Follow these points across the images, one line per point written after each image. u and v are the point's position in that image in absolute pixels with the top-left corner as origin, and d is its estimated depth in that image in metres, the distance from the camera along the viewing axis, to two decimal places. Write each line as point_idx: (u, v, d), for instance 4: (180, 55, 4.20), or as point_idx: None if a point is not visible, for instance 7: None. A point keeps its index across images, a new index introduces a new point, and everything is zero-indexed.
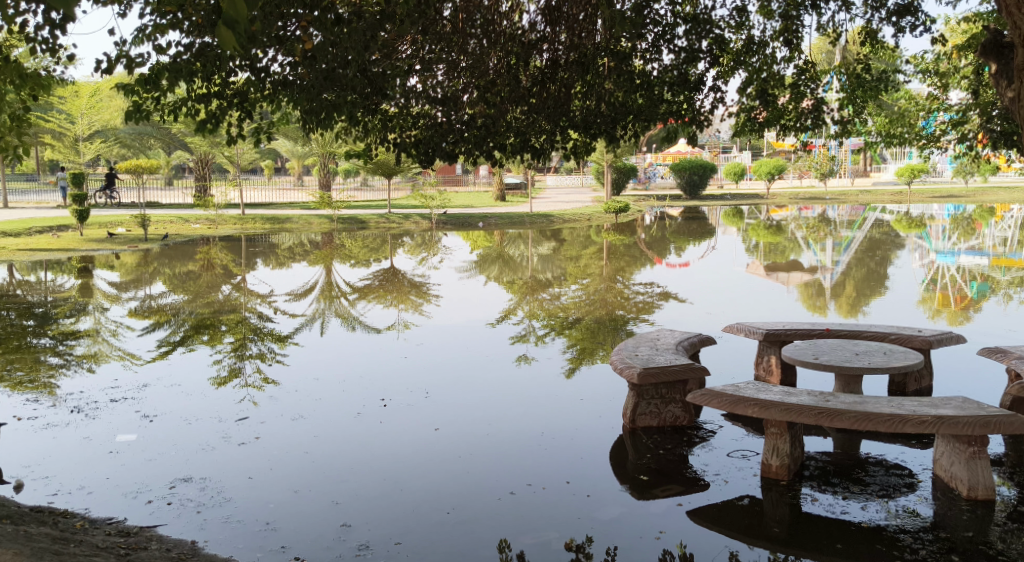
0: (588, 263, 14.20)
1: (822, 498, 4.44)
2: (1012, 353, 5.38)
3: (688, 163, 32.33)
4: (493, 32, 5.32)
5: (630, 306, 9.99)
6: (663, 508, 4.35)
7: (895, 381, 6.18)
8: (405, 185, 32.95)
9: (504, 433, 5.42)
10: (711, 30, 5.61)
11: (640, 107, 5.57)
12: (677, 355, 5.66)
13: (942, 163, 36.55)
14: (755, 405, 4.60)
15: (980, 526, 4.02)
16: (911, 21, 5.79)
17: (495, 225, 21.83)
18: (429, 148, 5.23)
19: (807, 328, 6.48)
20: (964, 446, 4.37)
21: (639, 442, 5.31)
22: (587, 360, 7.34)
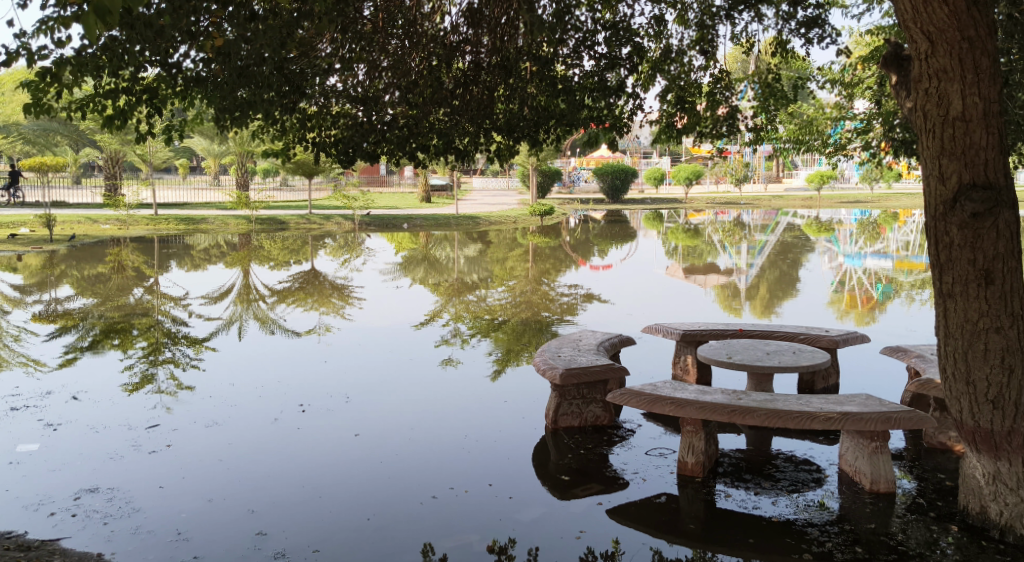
0: (514, 265, 14.24)
1: (735, 494, 4.57)
2: (912, 351, 5.64)
3: (610, 167, 32.82)
4: (416, 34, 5.24)
5: (554, 308, 10.08)
6: (583, 508, 4.40)
7: (804, 380, 6.42)
8: (327, 185, 32.41)
9: (426, 438, 5.39)
10: (632, 38, 5.68)
11: (562, 112, 5.61)
12: (597, 356, 5.74)
13: (850, 169, 38.15)
14: (671, 404, 4.70)
15: (882, 518, 4.20)
16: (818, 33, 5.97)
17: (420, 227, 21.72)
18: (349, 148, 5.28)
19: (722, 329, 6.66)
20: (867, 441, 4.56)
21: (560, 442, 5.36)
22: (511, 362, 7.37)
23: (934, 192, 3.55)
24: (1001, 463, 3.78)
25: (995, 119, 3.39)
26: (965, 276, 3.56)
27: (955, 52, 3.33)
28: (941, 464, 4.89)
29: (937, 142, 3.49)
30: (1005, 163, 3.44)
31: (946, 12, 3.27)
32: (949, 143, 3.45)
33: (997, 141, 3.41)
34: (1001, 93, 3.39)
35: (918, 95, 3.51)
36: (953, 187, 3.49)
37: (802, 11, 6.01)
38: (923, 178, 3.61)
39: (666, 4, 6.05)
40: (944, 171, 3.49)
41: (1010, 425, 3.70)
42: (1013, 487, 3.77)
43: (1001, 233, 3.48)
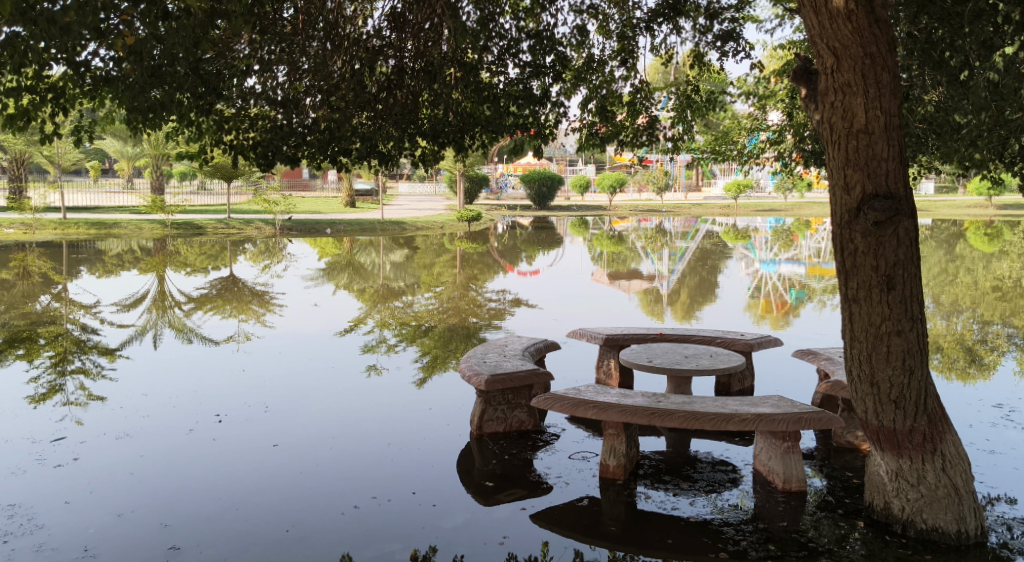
0: (441, 271, 14.22)
1: (655, 495, 4.65)
2: (821, 354, 5.86)
3: (537, 174, 33.07)
4: (337, 36, 5.15)
5: (481, 314, 10.07)
6: (506, 513, 4.42)
7: (721, 382, 6.60)
8: (247, 190, 31.68)
9: (349, 447, 5.32)
10: (554, 47, 5.74)
11: (487, 119, 5.66)
12: (522, 361, 5.77)
13: (766, 179, 39.43)
14: (594, 408, 4.75)
15: (794, 516, 4.34)
16: (733, 46, 6.15)
17: (344, 232, 21.45)
18: (269, 151, 5.10)
19: (643, 333, 6.78)
20: (779, 441, 4.71)
21: (485, 448, 5.37)
22: (437, 369, 7.33)
23: (839, 201, 3.70)
24: (903, 460, 3.97)
25: (895, 132, 3.56)
26: (869, 282, 3.72)
27: (859, 68, 3.48)
28: (849, 463, 5.08)
29: (842, 154, 3.64)
30: (905, 173, 3.61)
31: (849, 29, 3.44)
32: (853, 154, 3.59)
33: (897, 152, 3.58)
34: (901, 107, 3.56)
35: (825, 108, 3.66)
36: (856, 197, 3.64)
37: (717, 24, 6.19)
38: (829, 188, 3.75)
39: (587, 13, 6.12)
40: (849, 181, 3.65)
41: (911, 423, 3.89)
42: (914, 483, 3.95)
43: (901, 240, 3.65)
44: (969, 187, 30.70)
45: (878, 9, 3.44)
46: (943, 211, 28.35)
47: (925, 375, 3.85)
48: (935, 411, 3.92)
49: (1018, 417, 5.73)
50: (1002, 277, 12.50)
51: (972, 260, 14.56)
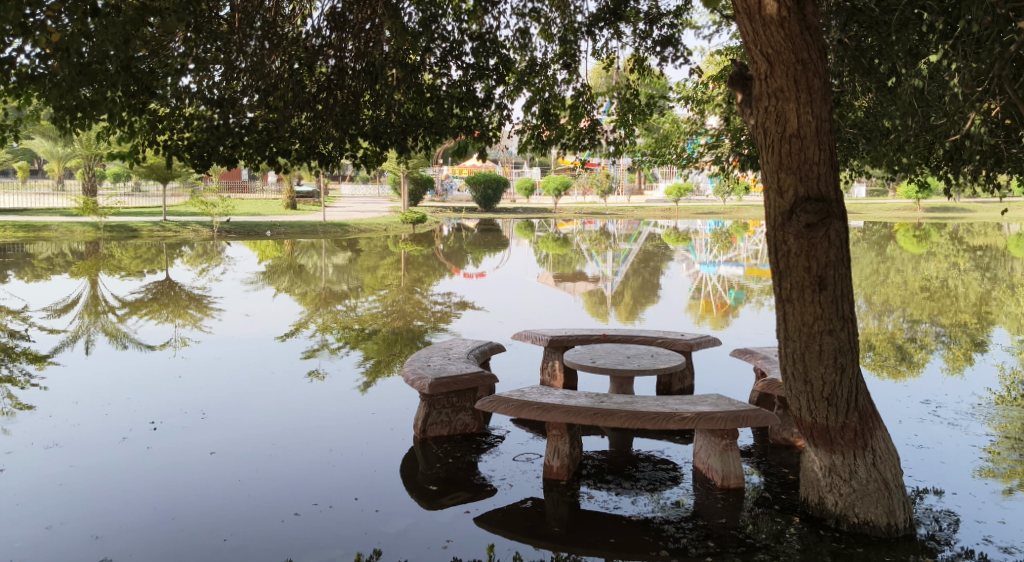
0: (385, 274, 14.11)
1: (598, 495, 4.69)
2: (758, 353, 5.98)
3: (482, 176, 33.09)
4: (275, 35, 5.13)
5: (426, 317, 10.02)
6: (450, 517, 4.40)
7: (662, 382, 6.71)
8: (184, 192, 30.98)
9: (289, 453, 5.24)
10: (497, 50, 5.74)
11: (430, 120, 5.62)
12: (467, 364, 5.76)
13: (706, 183, 40.17)
14: (538, 409, 4.77)
15: (733, 512, 4.42)
16: (672, 52, 6.24)
17: (284, 235, 21.12)
18: (203, 151, 4.91)
19: (586, 334, 6.83)
20: (718, 439, 4.79)
21: (429, 452, 5.34)
22: (381, 374, 7.26)
23: (772, 204, 3.78)
24: (835, 456, 4.08)
25: (827, 136, 3.65)
26: (801, 283, 3.81)
27: (790, 73, 3.57)
28: (785, 459, 5.21)
29: (775, 157, 3.73)
30: (835, 177, 3.71)
31: (782, 35, 3.53)
32: (786, 159, 3.68)
33: (828, 156, 3.67)
34: (833, 112, 3.65)
35: (759, 113, 3.74)
36: (789, 200, 3.73)
37: (657, 30, 6.28)
38: (763, 192, 3.84)
39: (529, 17, 6.15)
40: (781, 185, 3.73)
41: (842, 420, 4.00)
42: (846, 478, 4.07)
43: (832, 242, 3.75)
44: (898, 190, 31.76)
45: (808, 16, 3.54)
46: (873, 213, 29.30)
47: (856, 373, 3.96)
48: (866, 407, 4.04)
49: (944, 412, 5.94)
50: (929, 277, 12.96)
51: (901, 261, 15.05)
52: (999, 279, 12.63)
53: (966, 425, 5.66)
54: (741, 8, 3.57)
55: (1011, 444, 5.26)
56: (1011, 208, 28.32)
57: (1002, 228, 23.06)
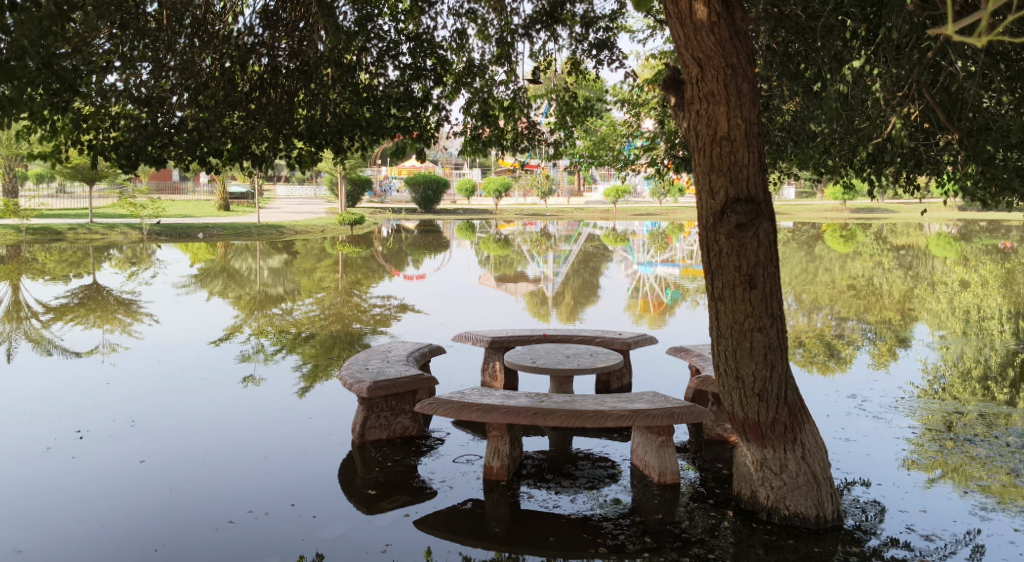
0: (323, 276, 13.93)
1: (538, 494, 4.71)
2: (693, 351, 6.10)
3: (421, 176, 32.95)
4: (205, 33, 5.04)
5: (365, 320, 9.91)
6: (389, 521, 4.36)
7: (601, 381, 6.79)
8: (111, 193, 30.04)
9: (222, 460, 5.13)
10: (433, 50, 5.72)
11: (367, 120, 5.50)
12: (406, 366, 5.72)
13: (643, 184, 40.76)
14: (478, 410, 4.76)
15: (669, 508, 4.50)
16: (608, 55, 6.32)
17: (217, 237, 20.67)
18: (130, 152, 4.72)
19: (526, 335, 6.87)
20: (654, 435, 4.87)
21: (367, 456, 5.29)
22: (319, 378, 7.16)
23: (704, 205, 3.87)
24: (767, 450, 4.19)
25: (755, 139, 3.75)
26: (733, 281, 3.90)
27: (721, 78, 3.65)
28: (720, 455, 5.32)
29: (707, 160, 3.80)
30: (763, 179, 3.82)
31: (712, 40, 3.60)
32: (717, 161, 3.77)
33: (757, 159, 3.77)
34: (760, 116, 3.75)
35: (691, 116, 3.80)
36: (720, 201, 3.82)
37: (593, 33, 6.33)
38: (695, 193, 3.92)
39: (466, 18, 6.15)
40: (713, 187, 3.82)
41: (773, 415, 4.10)
42: (777, 472, 4.18)
43: (761, 241, 3.86)
44: (825, 192, 32.74)
45: (737, 21, 3.62)
46: (803, 214, 30.14)
47: (785, 369, 4.07)
48: (795, 402, 4.15)
49: (870, 406, 6.15)
50: (856, 276, 13.38)
51: (830, 261, 15.51)
52: (921, 277, 13.13)
53: (890, 418, 5.87)
54: (673, 13, 3.61)
55: (931, 435, 5.48)
56: (931, 209, 29.49)
57: (923, 228, 23.95)
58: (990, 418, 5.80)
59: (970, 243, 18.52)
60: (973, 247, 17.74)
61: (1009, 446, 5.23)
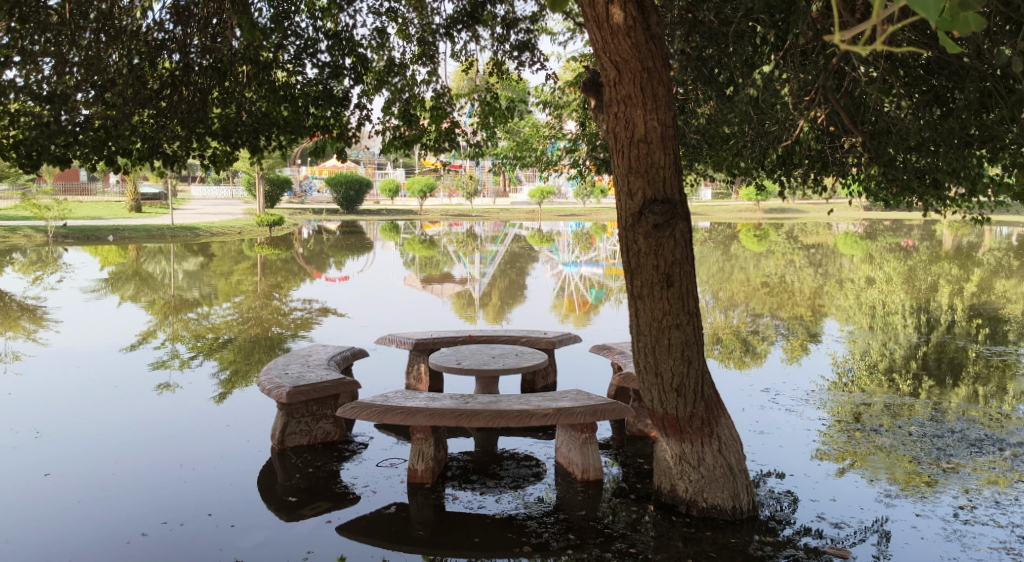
0: (241, 279, 13.60)
1: (462, 495, 4.71)
2: (615, 349, 6.20)
3: (343, 176, 32.50)
4: (113, 28, 4.86)
5: (285, 324, 9.70)
6: (311, 527, 4.29)
7: (526, 381, 6.84)
8: (12, 194, 28.63)
9: (134, 471, 4.95)
10: (353, 49, 5.63)
11: (285, 119, 5.39)
12: (327, 370, 5.63)
13: (566, 185, 41.16)
14: (402, 413, 4.71)
15: (592, 504, 4.56)
16: (529, 57, 6.36)
17: (128, 240, 19.92)
18: (33, 152, 4.30)
19: (451, 336, 6.85)
20: (578, 433, 4.93)
21: (287, 463, 5.19)
22: (237, 384, 6.97)
23: (624, 206, 3.94)
24: (685, 444, 4.29)
25: (671, 142, 3.83)
26: (651, 280, 3.98)
27: (638, 81, 3.71)
28: (641, 450, 5.43)
29: (625, 161, 3.87)
30: (680, 180, 3.90)
31: (629, 43, 3.64)
32: (635, 162, 3.84)
33: (673, 160, 3.86)
34: (675, 119, 3.84)
35: (610, 118, 3.86)
36: (639, 202, 3.90)
37: (513, 34, 6.36)
38: (615, 194, 3.98)
39: (386, 16, 6.08)
40: (632, 188, 3.89)
41: (690, 410, 4.19)
42: (695, 465, 4.29)
43: (678, 241, 3.94)
44: (739, 192, 33.73)
45: (653, 26, 3.68)
46: (719, 215, 30.96)
47: (702, 365, 4.17)
48: (711, 397, 4.26)
49: (782, 399, 6.36)
50: (769, 274, 13.82)
51: (745, 260, 15.94)
52: (830, 275, 13.64)
53: (801, 410, 6.08)
54: (590, 16, 3.62)
55: (840, 426, 5.70)
56: (838, 209, 30.72)
57: (833, 227, 24.92)
58: (895, 409, 6.08)
59: (875, 242, 19.34)
60: (878, 245, 18.55)
61: (911, 435, 5.48)
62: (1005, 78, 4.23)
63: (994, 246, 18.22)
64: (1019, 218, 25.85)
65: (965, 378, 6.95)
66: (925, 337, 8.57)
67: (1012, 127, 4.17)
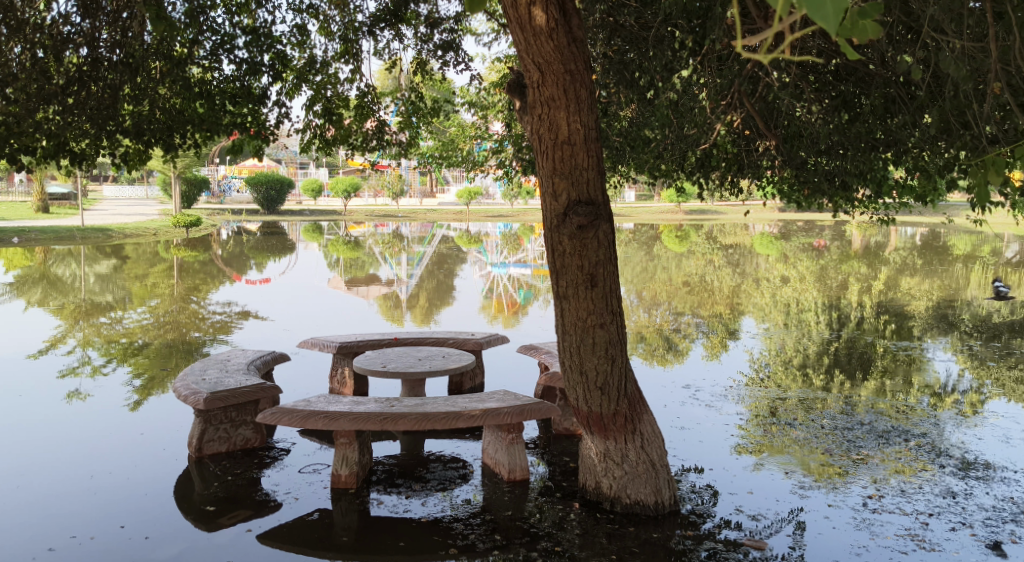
0: (157, 282, 13.16)
1: (387, 500, 4.66)
2: (542, 348, 6.24)
3: (265, 176, 31.82)
4: (18, 21, 4.48)
5: (203, 328, 9.42)
6: (230, 537, 4.18)
7: (453, 382, 6.82)
8: None
9: (41, 484, 4.73)
10: (272, 45, 5.51)
11: (200, 116, 5.27)
12: (247, 375, 5.49)
13: (492, 185, 41.27)
14: (325, 418, 4.63)
15: (518, 504, 4.57)
16: (453, 56, 6.35)
17: (34, 242, 19.06)
18: None
19: (377, 338, 6.78)
20: (504, 434, 4.94)
21: (206, 471, 5.05)
22: (153, 390, 6.74)
23: (548, 207, 3.97)
24: (609, 442, 4.35)
25: (594, 144, 3.88)
26: (576, 280, 4.02)
27: (560, 83, 3.74)
28: (567, 448, 5.48)
29: (549, 162, 3.90)
30: (603, 182, 3.95)
31: (551, 46, 3.66)
32: (559, 164, 3.87)
33: (596, 162, 3.90)
34: (598, 121, 3.88)
35: (533, 119, 3.88)
36: (563, 203, 3.93)
37: (438, 34, 6.34)
38: (539, 195, 4.01)
39: (307, 13, 5.98)
40: (556, 189, 3.92)
41: (614, 407, 4.25)
42: (619, 462, 4.36)
43: (601, 242, 3.99)
44: (662, 194, 34.38)
45: (575, 29, 3.70)
46: (642, 216, 31.54)
47: (625, 363, 4.24)
48: (634, 394, 4.32)
49: (702, 395, 6.52)
50: (691, 273, 14.14)
51: (668, 260, 16.25)
52: (748, 274, 14.06)
53: (721, 405, 6.25)
54: (512, 18, 3.62)
55: (758, 420, 5.87)
56: (755, 211, 31.70)
57: (750, 227, 25.68)
58: (809, 403, 6.29)
59: (790, 242, 19.99)
60: (792, 245, 19.18)
61: (824, 427, 5.69)
62: (907, 85, 4.42)
63: (899, 246, 19.07)
64: (922, 219, 27.13)
65: (874, 371, 7.26)
66: (836, 333, 8.91)
67: (913, 132, 4.40)
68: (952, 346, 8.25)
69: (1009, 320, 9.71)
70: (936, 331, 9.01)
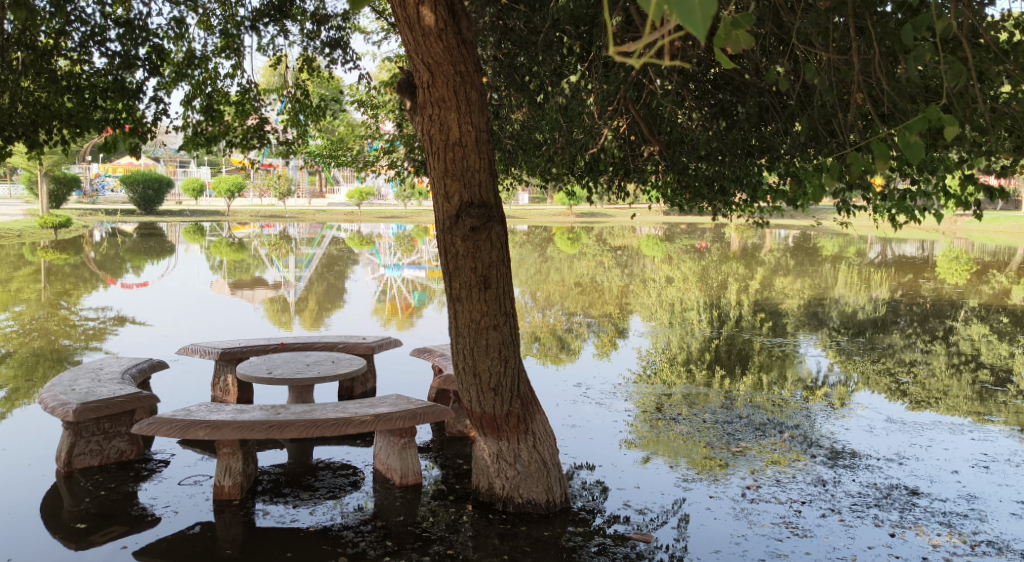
0: (22, 287, 12.32)
1: (273, 510, 4.53)
2: (435, 351, 6.21)
3: (142, 175, 30.31)
4: None
5: (75, 336, 8.90)
6: (103, 555, 3.96)
7: (344, 386, 6.70)
8: None
9: None
10: (148, 38, 5.23)
11: (68, 111, 4.98)
12: (121, 385, 5.22)
13: (384, 186, 40.86)
14: (206, 427, 4.45)
15: (410, 509, 4.54)
16: (341, 55, 6.23)
17: None
18: None
19: (263, 344, 6.58)
20: (396, 438, 4.89)
21: (76, 486, 4.77)
22: (18, 402, 6.32)
23: (440, 209, 3.95)
24: (502, 442, 4.38)
25: (484, 146, 3.88)
26: (469, 283, 4.02)
27: (450, 85, 3.73)
28: (460, 451, 5.48)
29: (440, 164, 3.88)
30: (494, 184, 3.97)
31: (440, 47, 3.64)
32: (450, 165, 3.86)
33: (487, 164, 3.91)
34: (489, 123, 3.89)
35: (424, 120, 3.86)
36: (455, 204, 3.93)
37: (324, 31, 6.20)
38: (431, 196, 3.99)
39: (185, 6, 5.74)
40: (448, 190, 3.91)
41: (507, 408, 4.29)
42: (511, 462, 4.39)
43: (493, 243, 4.01)
44: (552, 197, 34.93)
45: (463, 31, 3.68)
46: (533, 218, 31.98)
47: (516, 364, 4.27)
48: (526, 394, 4.37)
49: (592, 393, 6.65)
50: (580, 274, 14.40)
51: (558, 261, 16.51)
52: (635, 274, 14.48)
53: (609, 403, 6.39)
54: (401, 17, 3.57)
55: (644, 417, 6.03)
56: (640, 214, 32.72)
57: (636, 229, 26.43)
58: (692, 398, 6.52)
59: (673, 243, 20.70)
60: (676, 247, 19.88)
61: (705, 422, 5.90)
62: (780, 94, 4.65)
63: (774, 247, 20.04)
64: (794, 222, 28.71)
65: (752, 367, 7.60)
66: (717, 331, 9.27)
67: (785, 139, 4.65)
68: (822, 342, 8.74)
69: (872, 315, 10.40)
70: (807, 328, 9.52)
